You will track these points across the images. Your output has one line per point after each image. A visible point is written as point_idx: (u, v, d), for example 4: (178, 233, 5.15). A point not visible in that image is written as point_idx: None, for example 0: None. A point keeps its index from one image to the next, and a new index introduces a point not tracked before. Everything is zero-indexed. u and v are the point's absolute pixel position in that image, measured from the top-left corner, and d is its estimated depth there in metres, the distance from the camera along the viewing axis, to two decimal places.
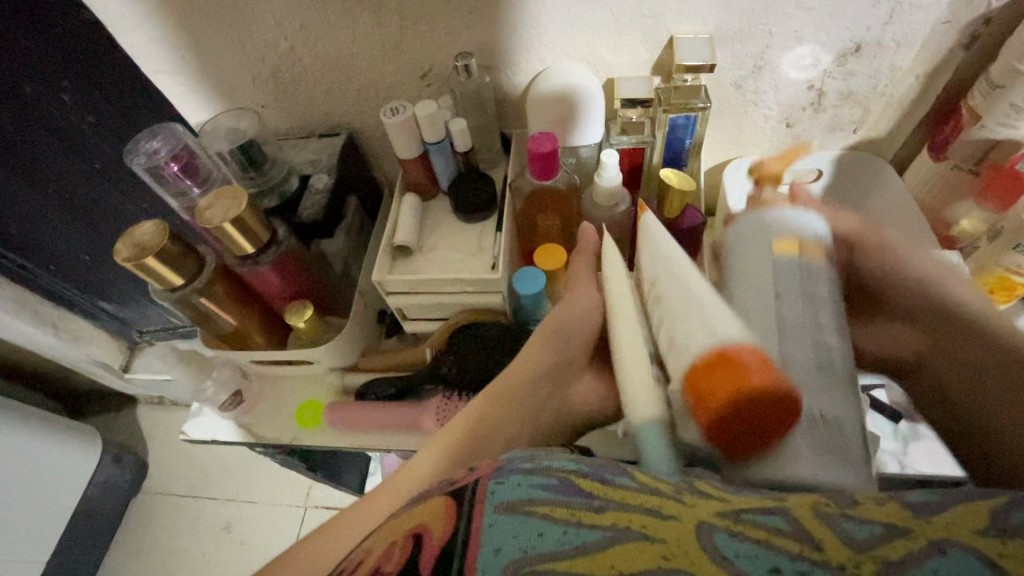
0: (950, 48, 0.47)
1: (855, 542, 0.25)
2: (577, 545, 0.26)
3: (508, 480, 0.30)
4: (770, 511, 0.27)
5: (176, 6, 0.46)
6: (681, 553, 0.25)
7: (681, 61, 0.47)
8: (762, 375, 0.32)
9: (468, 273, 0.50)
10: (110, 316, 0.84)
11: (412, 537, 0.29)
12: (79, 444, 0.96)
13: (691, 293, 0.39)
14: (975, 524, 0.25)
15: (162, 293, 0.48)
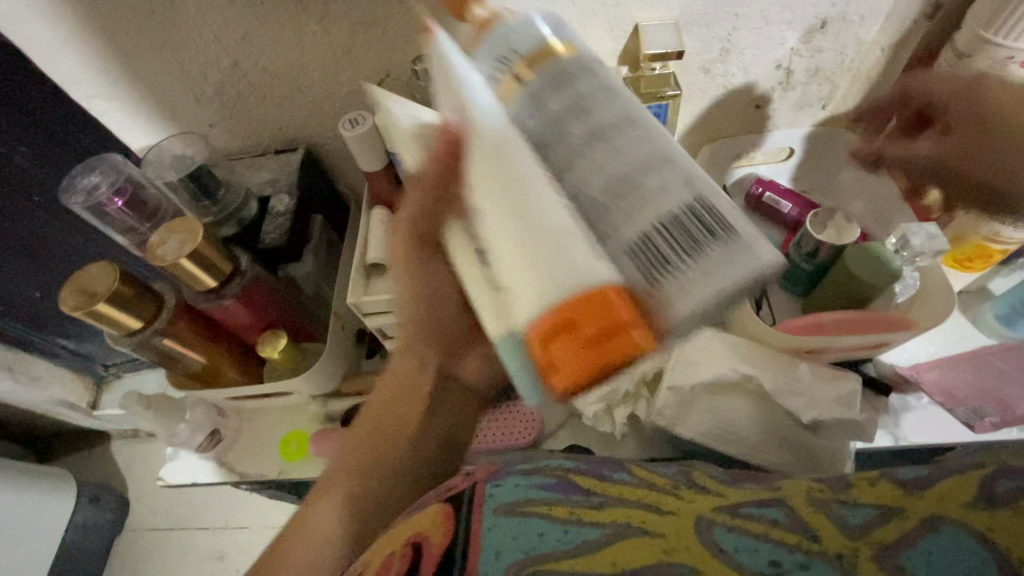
0: (914, 19, 0.47)
1: (850, 528, 0.26)
2: (577, 544, 0.28)
3: (506, 482, 0.33)
4: (767, 504, 0.29)
5: (101, 25, 0.42)
6: (681, 547, 0.27)
7: (647, 51, 0.45)
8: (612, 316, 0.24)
9: None
10: (71, 352, 0.78)
11: (412, 546, 0.31)
12: (52, 488, 0.90)
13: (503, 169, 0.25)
14: (964, 497, 0.26)
15: (120, 338, 0.45)
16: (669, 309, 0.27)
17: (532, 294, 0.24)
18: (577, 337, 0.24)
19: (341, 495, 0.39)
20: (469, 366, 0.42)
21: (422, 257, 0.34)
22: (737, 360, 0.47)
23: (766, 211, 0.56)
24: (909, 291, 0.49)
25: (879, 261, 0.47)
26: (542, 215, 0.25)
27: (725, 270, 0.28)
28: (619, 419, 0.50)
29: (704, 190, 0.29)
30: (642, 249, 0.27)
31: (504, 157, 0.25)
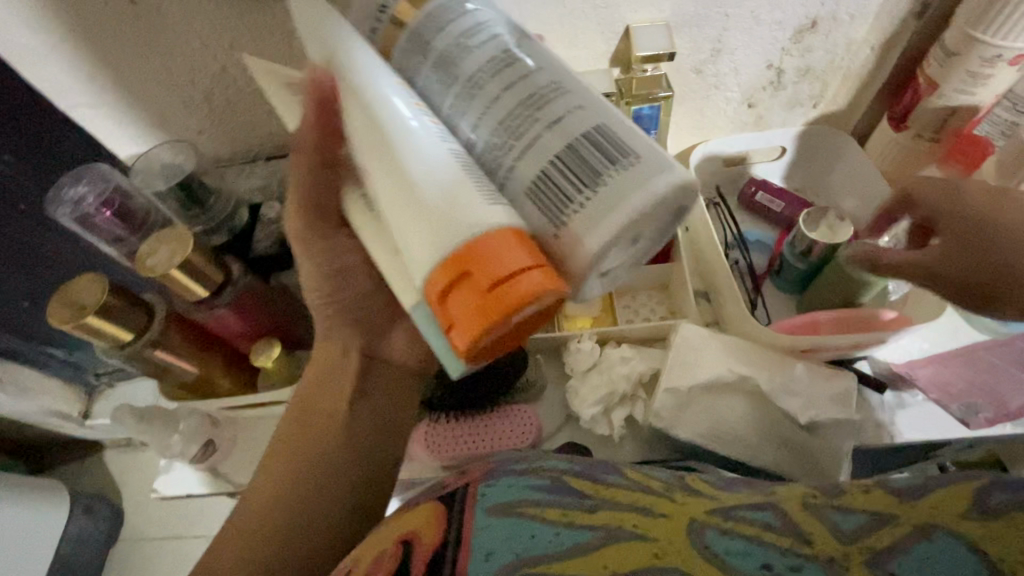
0: (903, 18, 0.47)
1: (843, 532, 0.27)
2: (570, 547, 0.28)
3: (499, 482, 0.33)
4: (759, 507, 0.30)
5: (85, 32, 0.41)
6: (673, 552, 0.27)
7: (639, 52, 0.45)
8: (507, 263, 0.25)
9: None
10: (61, 361, 0.77)
11: (402, 544, 0.30)
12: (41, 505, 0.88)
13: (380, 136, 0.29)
14: (960, 507, 0.26)
15: (110, 350, 0.44)
16: (572, 242, 0.27)
17: (418, 242, 0.27)
18: (468, 288, 0.25)
19: (271, 490, 0.40)
20: (392, 347, 0.43)
21: (323, 232, 0.37)
22: (732, 361, 0.47)
23: (759, 210, 0.59)
24: (902, 290, 0.50)
25: None
26: (418, 162, 0.28)
27: (633, 191, 0.27)
28: (616, 421, 0.50)
29: (605, 118, 0.29)
30: (540, 187, 0.28)
31: (382, 111, 0.29)
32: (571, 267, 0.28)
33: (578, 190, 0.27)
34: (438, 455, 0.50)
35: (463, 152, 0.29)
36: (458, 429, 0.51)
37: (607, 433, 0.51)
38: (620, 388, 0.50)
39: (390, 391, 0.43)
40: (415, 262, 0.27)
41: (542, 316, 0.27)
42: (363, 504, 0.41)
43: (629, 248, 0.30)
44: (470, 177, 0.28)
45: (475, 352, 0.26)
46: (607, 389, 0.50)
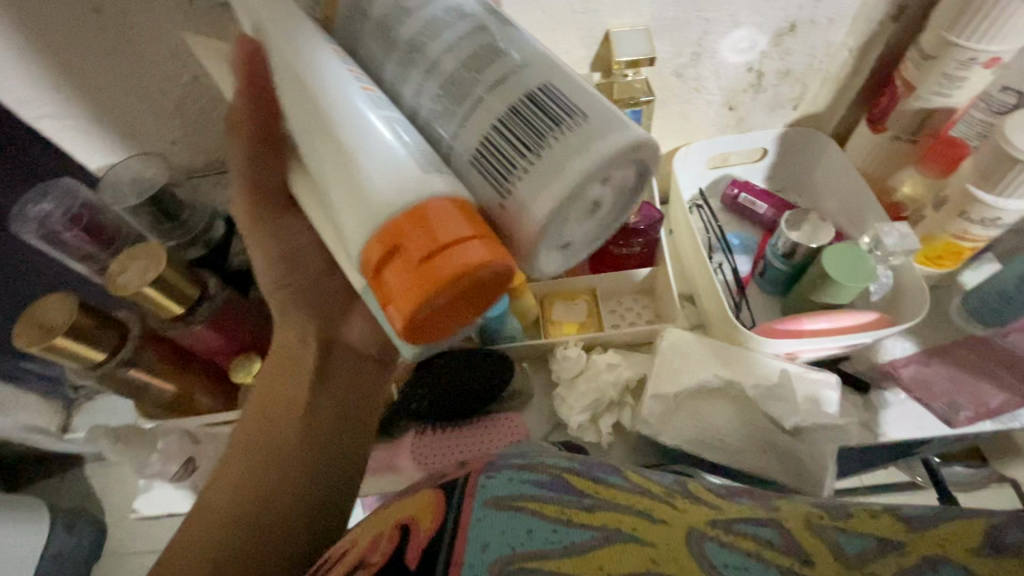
0: (880, 20, 0.47)
1: (847, 555, 0.27)
2: (565, 545, 0.27)
3: (499, 475, 0.32)
4: (762, 523, 0.29)
5: (48, 43, 0.39)
6: (670, 558, 0.27)
7: (619, 57, 0.45)
8: (452, 230, 0.24)
9: None
10: (37, 375, 0.74)
11: (400, 528, 0.31)
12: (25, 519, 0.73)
13: (312, 108, 0.28)
14: (969, 542, 0.26)
15: (81, 371, 0.43)
16: (517, 210, 0.26)
17: (353, 214, 0.26)
18: (404, 259, 0.25)
19: (228, 482, 0.38)
20: (351, 331, 0.44)
21: (271, 213, 0.38)
22: (717, 365, 0.48)
23: (742, 212, 0.59)
24: (883, 289, 0.49)
25: (852, 263, 0.47)
26: (352, 132, 0.27)
27: (579, 153, 0.25)
28: (605, 428, 0.50)
29: (551, 77, 0.27)
30: (484, 155, 0.27)
31: (313, 81, 0.28)
32: (520, 238, 0.27)
33: (522, 157, 0.26)
34: (427, 467, 0.50)
35: (402, 121, 0.28)
36: (446, 439, 0.50)
37: (595, 440, 0.51)
38: (608, 395, 0.50)
39: (351, 378, 0.44)
40: (353, 236, 0.26)
41: (492, 289, 0.26)
42: (328, 491, 0.40)
43: (587, 216, 0.28)
44: (408, 145, 0.27)
45: (416, 327, 0.25)
46: (594, 396, 0.50)
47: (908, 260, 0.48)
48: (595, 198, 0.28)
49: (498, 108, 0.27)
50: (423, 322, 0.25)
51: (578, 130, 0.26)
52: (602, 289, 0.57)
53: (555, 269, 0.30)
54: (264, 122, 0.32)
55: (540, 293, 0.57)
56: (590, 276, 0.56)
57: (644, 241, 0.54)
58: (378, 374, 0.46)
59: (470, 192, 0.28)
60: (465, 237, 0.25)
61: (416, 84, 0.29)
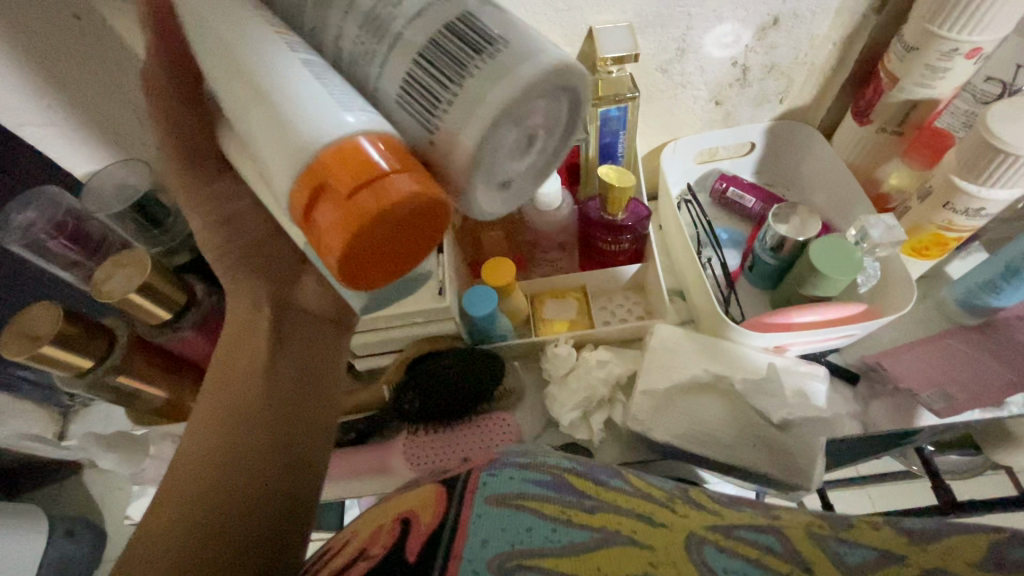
0: (863, 13, 0.47)
1: (846, 564, 0.28)
2: (564, 544, 0.29)
3: (501, 473, 0.34)
4: (763, 530, 0.31)
5: (26, 51, 0.38)
6: (666, 560, 0.28)
7: (603, 53, 0.45)
8: (382, 162, 0.25)
9: (413, 305, 0.47)
10: (33, 384, 0.73)
11: (400, 522, 0.31)
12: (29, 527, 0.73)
13: (227, 58, 0.28)
14: (972, 557, 0.27)
15: (70, 379, 0.43)
16: (446, 145, 0.26)
17: (277, 160, 0.26)
18: (331, 198, 0.25)
19: (190, 457, 0.36)
20: (305, 295, 0.44)
21: (205, 176, 0.39)
22: (704, 361, 0.48)
23: (730, 206, 0.59)
24: (871, 281, 0.50)
25: (839, 256, 0.47)
26: (268, 77, 0.27)
27: (501, 80, 0.25)
28: (596, 425, 0.50)
29: (470, 7, 0.27)
30: (409, 92, 0.27)
31: (225, 32, 0.28)
32: (452, 175, 0.27)
33: (446, 87, 0.26)
34: (419, 467, 0.50)
35: (322, 65, 0.28)
36: (438, 439, 0.51)
37: (587, 437, 0.51)
38: (599, 391, 0.50)
39: (312, 344, 0.43)
40: (279, 183, 0.26)
41: (424, 223, 0.26)
42: (299, 462, 0.38)
43: (521, 151, 0.29)
44: (325, 86, 0.27)
45: (350, 266, 0.26)
46: (585, 393, 0.50)
47: (894, 251, 0.48)
48: (526, 129, 0.28)
49: (419, 41, 0.27)
50: (356, 255, 0.26)
51: (499, 55, 0.25)
52: (592, 286, 0.57)
53: (500, 208, 0.31)
54: (185, 82, 0.35)
55: (530, 290, 0.57)
56: (580, 274, 0.56)
57: (632, 237, 0.53)
58: (340, 340, 0.45)
59: (399, 130, 0.28)
60: (395, 169, 0.25)
61: (341, 26, 0.29)
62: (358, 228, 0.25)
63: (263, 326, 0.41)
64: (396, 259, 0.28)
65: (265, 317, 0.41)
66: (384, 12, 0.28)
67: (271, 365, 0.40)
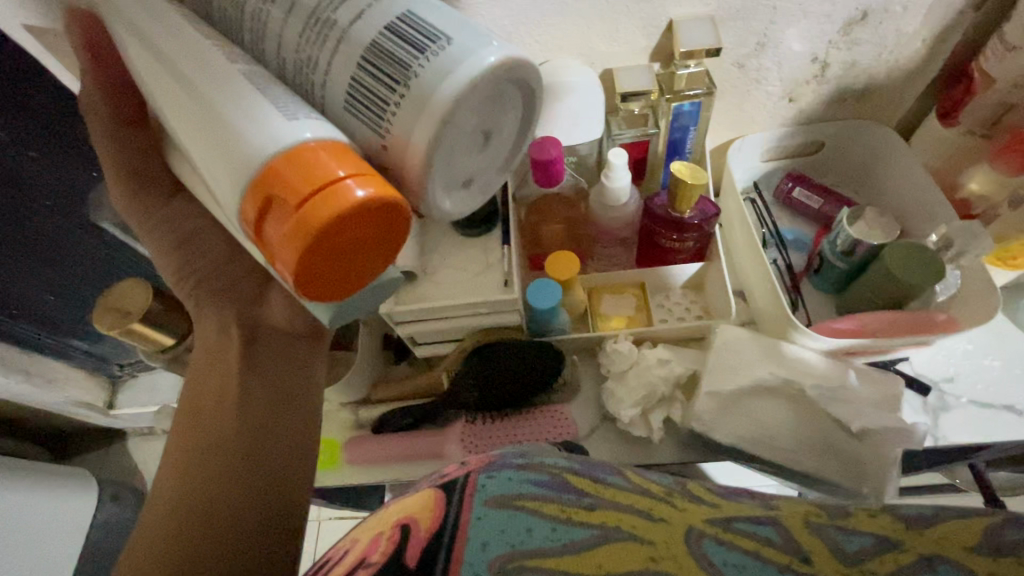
0: (959, 9, 0.45)
1: (846, 554, 0.28)
2: (565, 543, 0.29)
3: (499, 474, 0.34)
4: (759, 521, 0.31)
5: None
6: (669, 557, 0.29)
7: (683, 45, 0.43)
8: (330, 170, 0.25)
9: (480, 296, 0.47)
10: (83, 354, 0.76)
11: (400, 528, 0.31)
12: (63, 490, 0.79)
13: (169, 81, 0.28)
14: (967, 540, 0.27)
15: (154, 356, 0.45)
16: (399, 146, 0.27)
17: (226, 178, 0.27)
18: (280, 212, 0.25)
19: (171, 474, 0.39)
20: (273, 311, 0.44)
21: (156, 198, 0.39)
22: (772, 365, 0.47)
23: (795, 206, 0.58)
24: (950, 291, 0.48)
25: (916, 264, 0.46)
26: (206, 92, 0.27)
27: (450, 77, 0.26)
28: (655, 422, 0.50)
29: (410, 8, 0.27)
30: (356, 96, 0.27)
31: (163, 45, 0.28)
32: (410, 177, 0.28)
33: (391, 91, 0.26)
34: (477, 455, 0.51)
35: (262, 74, 0.28)
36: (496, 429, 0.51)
37: (645, 436, 0.51)
38: (661, 389, 0.50)
39: (284, 361, 0.44)
40: (231, 201, 0.27)
41: (380, 229, 0.26)
42: (277, 486, 0.40)
43: (476, 148, 0.30)
44: (265, 95, 0.27)
45: (307, 281, 0.26)
46: (645, 390, 0.50)
47: (978, 259, 0.46)
48: (480, 125, 0.29)
49: (358, 46, 0.27)
50: (314, 271, 0.26)
51: (442, 58, 0.26)
52: (650, 282, 0.57)
53: (463, 206, 0.32)
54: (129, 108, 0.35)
55: (588, 284, 0.57)
56: (639, 270, 0.56)
57: (696, 235, 0.52)
58: (312, 354, 0.46)
59: (351, 136, 0.28)
60: (345, 180, 0.25)
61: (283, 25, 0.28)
62: (318, 247, 0.25)
63: (234, 345, 0.42)
64: (356, 271, 0.28)
65: (235, 336, 0.42)
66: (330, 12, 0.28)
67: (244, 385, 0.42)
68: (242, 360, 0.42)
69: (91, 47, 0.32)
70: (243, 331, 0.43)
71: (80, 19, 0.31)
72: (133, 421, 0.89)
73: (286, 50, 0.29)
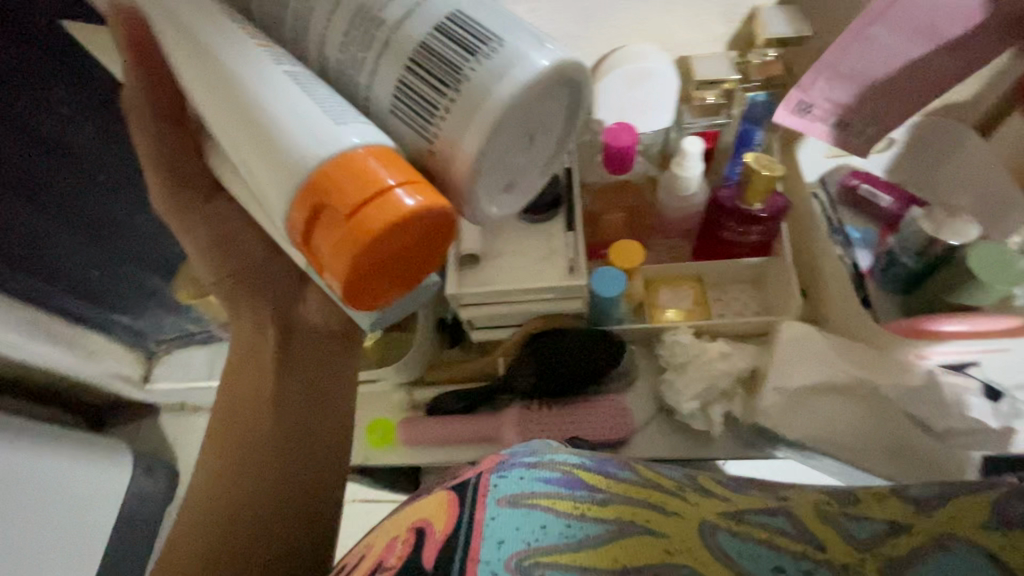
0: None
1: (857, 541, 0.27)
2: (580, 539, 0.28)
3: (509, 473, 0.31)
4: (772, 512, 0.29)
5: None
6: (684, 549, 0.27)
7: (768, 35, 0.43)
8: (382, 179, 0.25)
9: (545, 282, 0.47)
10: (124, 327, 0.78)
11: (416, 531, 0.31)
12: (81, 457, 0.80)
13: (214, 83, 0.28)
14: (979, 518, 0.26)
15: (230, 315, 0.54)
16: (447, 150, 0.27)
17: (273, 183, 0.26)
18: (332, 217, 0.25)
19: (208, 466, 0.40)
20: (310, 312, 0.44)
21: (194, 196, 0.39)
22: (844, 364, 0.47)
23: (861, 204, 0.57)
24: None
25: (999, 263, 0.44)
26: (254, 97, 0.27)
27: (506, 78, 0.26)
28: (715, 417, 0.50)
29: (456, 10, 0.27)
30: (403, 100, 0.27)
31: (212, 45, 0.28)
32: (455, 180, 0.27)
33: (442, 93, 0.26)
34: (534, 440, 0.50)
35: (308, 74, 0.28)
36: (553, 415, 0.51)
37: (704, 428, 0.50)
38: (723, 384, 0.50)
39: (319, 363, 0.44)
40: (278, 207, 0.27)
41: (429, 238, 0.26)
42: (307, 481, 0.41)
43: (524, 151, 0.29)
44: (313, 99, 0.27)
45: (354, 290, 0.26)
46: (705, 383, 0.49)
47: None
48: (529, 128, 0.28)
49: (406, 50, 0.27)
50: (364, 279, 0.26)
51: (496, 58, 0.26)
52: (709, 275, 0.55)
53: (505, 211, 0.31)
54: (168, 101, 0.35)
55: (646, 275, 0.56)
56: (698, 263, 0.55)
57: (762, 228, 0.52)
58: (348, 351, 0.46)
59: (396, 138, 0.28)
60: (397, 189, 0.25)
61: (329, 27, 0.28)
62: (370, 255, 0.25)
63: (269, 346, 0.43)
64: (401, 281, 0.28)
65: (273, 337, 0.43)
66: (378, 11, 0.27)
67: (277, 384, 0.42)
68: (277, 359, 0.42)
69: (131, 41, 0.32)
70: (280, 330, 0.43)
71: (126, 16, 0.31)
72: (169, 395, 0.91)
73: (331, 50, 0.28)
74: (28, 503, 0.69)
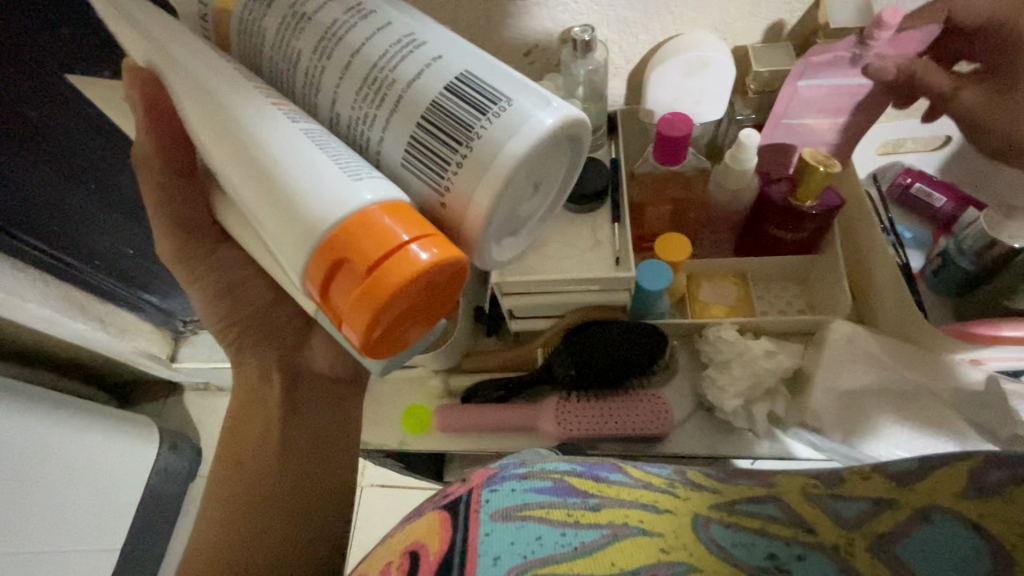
0: None
1: (845, 520, 0.25)
2: (577, 547, 0.25)
3: (502, 485, 0.29)
4: (761, 499, 0.28)
5: None
6: (679, 547, 0.25)
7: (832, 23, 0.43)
8: (395, 236, 0.24)
9: (589, 273, 0.47)
10: (155, 307, 0.79)
11: (410, 556, 0.28)
12: (112, 434, 0.82)
13: (226, 138, 0.27)
14: (955, 487, 0.24)
15: None
16: (459, 204, 0.27)
17: (287, 242, 0.25)
18: (348, 274, 0.24)
19: (216, 503, 0.41)
20: (314, 356, 0.46)
21: (203, 249, 0.39)
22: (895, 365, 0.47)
23: (913, 202, 0.56)
24: None
25: None
26: (266, 152, 0.26)
27: (517, 137, 0.25)
28: (758, 415, 0.49)
29: (467, 66, 0.27)
30: (415, 155, 0.27)
31: (224, 102, 0.27)
32: (467, 229, 0.27)
33: (454, 149, 0.26)
34: (569, 430, 0.50)
35: (322, 132, 0.28)
36: (590, 408, 0.50)
37: (746, 426, 0.50)
38: (768, 382, 0.49)
39: (322, 404, 0.46)
40: (292, 265, 0.26)
41: (444, 290, 0.26)
42: (311, 518, 0.43)
43: (529, 196, 0.29)
44: (328, 155, 0.26)
45: (371, 343, 0.26)
46: (750, 381, 0.49)
47: None
48: (534, 180, 0.28)
49: (417, 106, 0.27)
50: (381, 335, 0.25)
51: (508, 117, 0.26)
52: (752, 272, 0.55)
53: (509, 253, 0.32)
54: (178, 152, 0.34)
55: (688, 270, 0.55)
56: (742, 259, 0.54)
57: (813, 227, 0.50)
58: (350, 396, 0.48)
59: (410, 192, 0.28)
60: (410, 247, 0.24)
61: (340, 81, 0.28)
62: (387, 313, 0.24)
63: (275, 389, 0.44)
64: (416, 332, 0.27)
65: (278, 380, 0.44)
66: (391, 65, 0.27)
67: (283, 427, 0.43)
68: (283, 401, 0.44)
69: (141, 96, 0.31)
70: (287, 374, 0.45)
71: (138, 76, 0.30)
72: (196, 374, 0.93)
73: (343, 102, 0.28)
74: (60, 477, 0.71)
